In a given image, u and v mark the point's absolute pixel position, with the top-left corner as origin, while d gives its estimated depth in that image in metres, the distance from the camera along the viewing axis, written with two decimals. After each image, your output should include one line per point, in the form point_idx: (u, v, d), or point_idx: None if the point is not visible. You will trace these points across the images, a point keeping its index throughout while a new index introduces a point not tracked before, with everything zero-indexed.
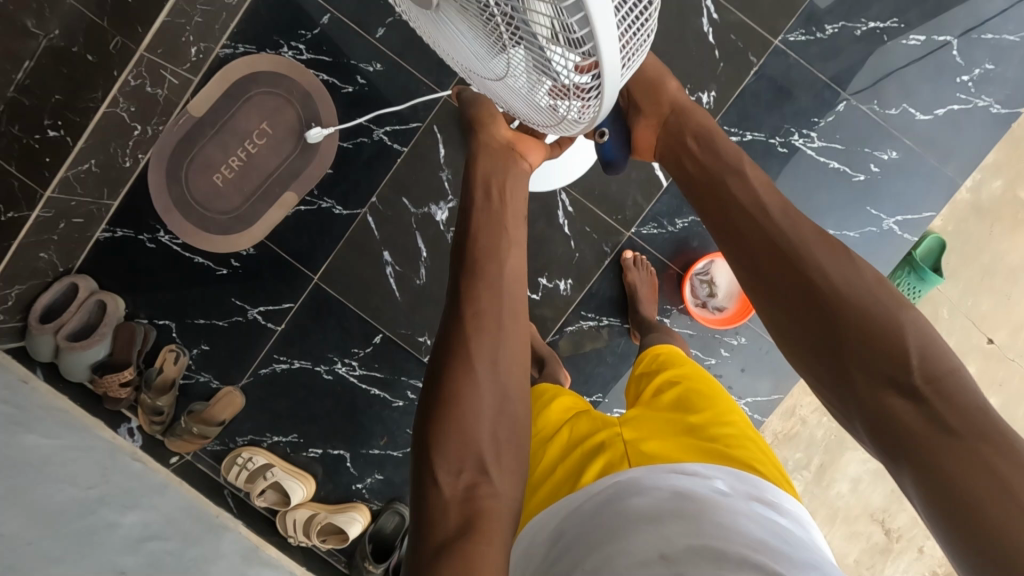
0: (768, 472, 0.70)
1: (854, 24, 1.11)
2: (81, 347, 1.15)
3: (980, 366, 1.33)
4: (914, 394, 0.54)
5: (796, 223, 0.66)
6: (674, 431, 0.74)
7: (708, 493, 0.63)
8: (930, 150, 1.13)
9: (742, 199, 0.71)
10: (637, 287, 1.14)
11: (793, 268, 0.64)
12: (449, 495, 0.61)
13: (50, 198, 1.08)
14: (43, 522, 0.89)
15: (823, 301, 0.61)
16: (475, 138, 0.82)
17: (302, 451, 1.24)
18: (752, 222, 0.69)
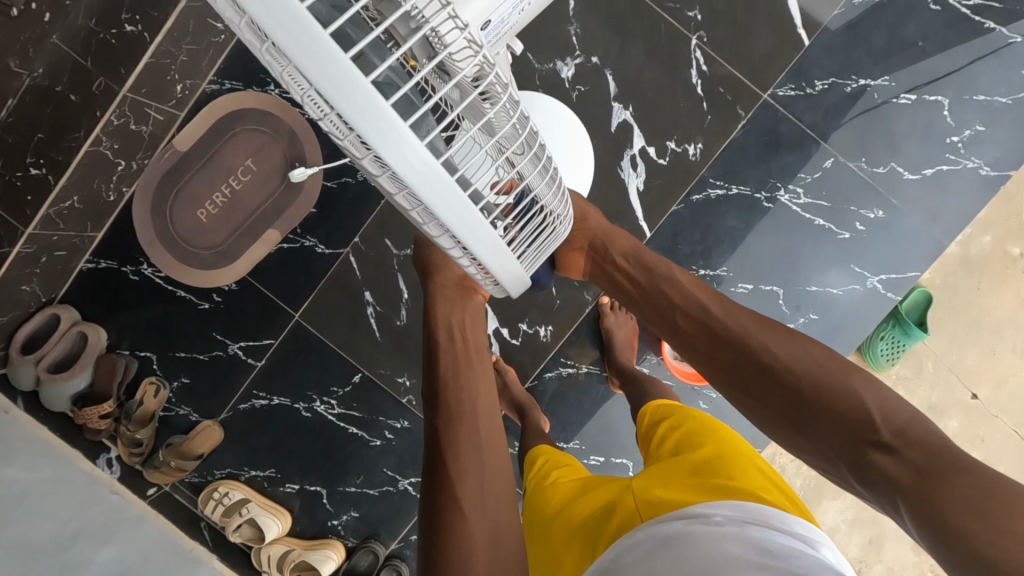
0: (777, 499, 0.65)
1: (845, 81, 1.11)
2: (62, 379, 1.15)
3: (963, 420, 1.31)
4: (887, 445, 0.53)
5: (737, 321, 0.67)
6: (672, 475, 0.71)
7: (701, 526, 0.60)
8: (916, 209, 1.12)
9: (686, 299, 0.72)
10: (614, 333, 1.15)
11: (745, 365, 0.65)
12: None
13: (32, 234, 1.07)
14: (24, 557, 0.87)
15: (782, 390, 0.61)
16: (431, 282, 0.82)
17: (279, 486, 1.24)
18: (701, 324, 0.70)
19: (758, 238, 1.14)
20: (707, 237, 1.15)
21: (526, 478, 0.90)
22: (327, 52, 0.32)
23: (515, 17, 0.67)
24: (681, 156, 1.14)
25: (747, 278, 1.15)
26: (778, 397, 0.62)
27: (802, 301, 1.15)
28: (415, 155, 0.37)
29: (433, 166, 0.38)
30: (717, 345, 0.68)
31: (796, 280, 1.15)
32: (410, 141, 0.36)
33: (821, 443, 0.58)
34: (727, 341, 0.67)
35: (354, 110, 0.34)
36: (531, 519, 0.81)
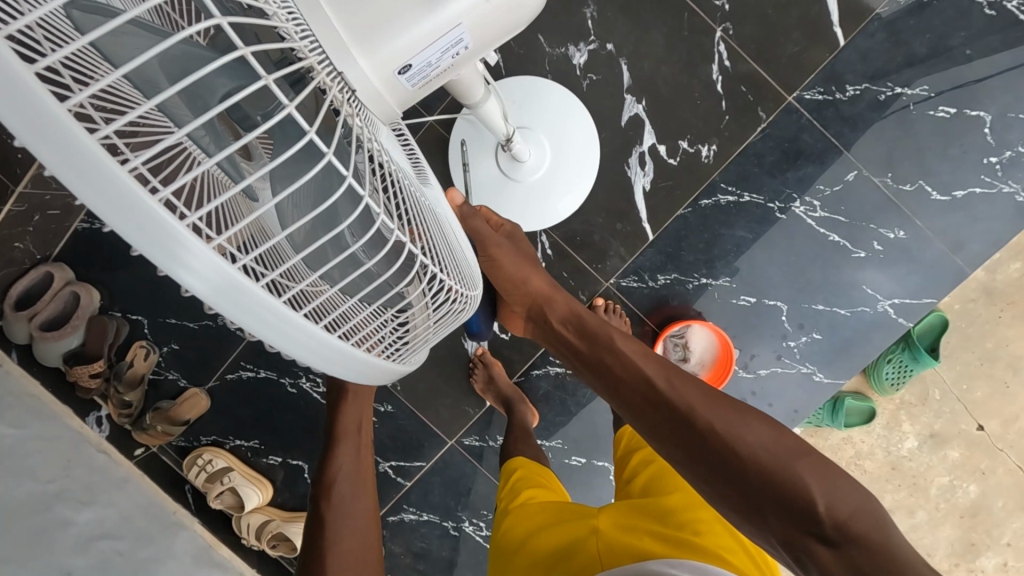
0: (738, 559, 0.64)
1: (878, 88, 1.04)
2: (53, 338, 1.16)
3: (965, 451, 1.27)
4: (828, 538, 0.51)
5: (679, 394, 0.67)
6: (642, 518, 0.69)
7: None
8: (941, 234, 1.05)
9: (634, 365, 0.72)
10: None
11: (686, 433, 0.63)
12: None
13: (22, 193, 1.06)
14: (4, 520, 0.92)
15: (723, 462, 0.59)
16: None
17: (262, 457, 1.26)
18: (646, 392, 0.69)
19: (764, 251, 1.08)
20: (711, 246, 1.09)
21: (499, 492, 0.88)
22: (28, 97, 0.21)
23: (449, 62, 0.49)
24: (693, 157, 1.07)
25: (751, 291, 1.10)
26: (719, 472, 0.59)
27: (806, 320, 1.09)
28: (206, 263, 0.26)
29: (238, 276, 0.26)
30: (659, 413, 0.66)
31: (802, 298, 1.09)
32: (197, 242, 0.25)
33: (761, 522, 0.56)
34: (672, 408, 0.66)
35: (86, 189, 0.23)
36: (497, 541, 0.80)
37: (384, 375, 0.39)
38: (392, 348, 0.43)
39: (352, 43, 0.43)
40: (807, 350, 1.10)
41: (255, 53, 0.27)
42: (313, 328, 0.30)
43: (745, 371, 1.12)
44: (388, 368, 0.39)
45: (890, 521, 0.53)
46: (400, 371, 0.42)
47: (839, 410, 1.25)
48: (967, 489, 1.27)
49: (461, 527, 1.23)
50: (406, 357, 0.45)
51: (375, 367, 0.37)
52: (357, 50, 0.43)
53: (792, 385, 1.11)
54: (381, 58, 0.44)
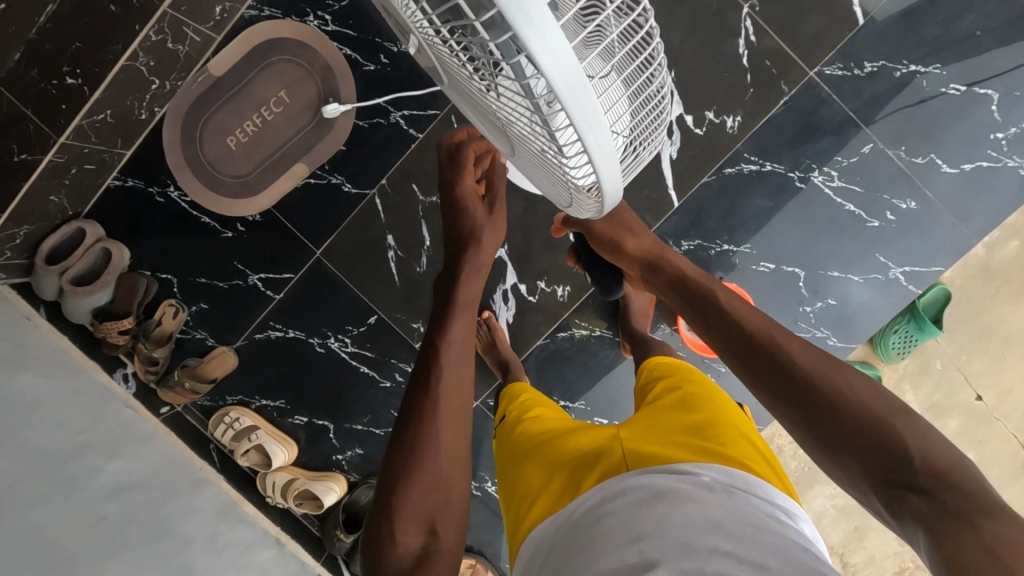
0: (759, 468, 0.69)
1: (895, 65, 1.09)
2: (82, 294, 1.17)
3: (964, 421, 1.33)
4: (921, 486, 0.55)
5: (791, 347, 0.67)
6: (666, 430, 0.73)
7: (689, 489, 0.62)
8: (949, 206, 1.11)
9: (743, 321, 0.73)
10: (632, 302, 1.14)
11: (787, 379, 0.65)
12: (404, 545, 0.62)
13: (63, 143, 1.07)
14: (30, 461, 0.93)
15: (822, 411, 0.62)
16: (461, 156, 0.81)
17: (287, 417, 1.28)
18: (752, 344, 0.70)
19: (782, 218, 1.14)
20: (734, 213, 1.14)
21: (508, 411, 0.92)
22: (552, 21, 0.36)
23: None
24: (718, 128, 1.13)
25: (770, 257, 1.15)
26: (819, 422, 0.62)
27: (821, 285, 1.15)
28: (557, 40, 0.37)
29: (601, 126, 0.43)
30: (763, 363, 0.68)
31: (818, 265, 1.14)
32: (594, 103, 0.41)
33: (851, 467, 0.60)
34: (772, 352, 0.68)
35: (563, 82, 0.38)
36: (510, 451, 0.83)
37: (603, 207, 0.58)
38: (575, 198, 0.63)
39: None
40: (821, 316, 1.16)
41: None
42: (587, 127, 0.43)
43: None
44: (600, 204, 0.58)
45: (977, 471, 0.57)
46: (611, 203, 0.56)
47: None
48: (964, 456, 1.33)
49: (484, 487, 1.26)
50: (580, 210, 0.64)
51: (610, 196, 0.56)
52: None
53: None
54: None
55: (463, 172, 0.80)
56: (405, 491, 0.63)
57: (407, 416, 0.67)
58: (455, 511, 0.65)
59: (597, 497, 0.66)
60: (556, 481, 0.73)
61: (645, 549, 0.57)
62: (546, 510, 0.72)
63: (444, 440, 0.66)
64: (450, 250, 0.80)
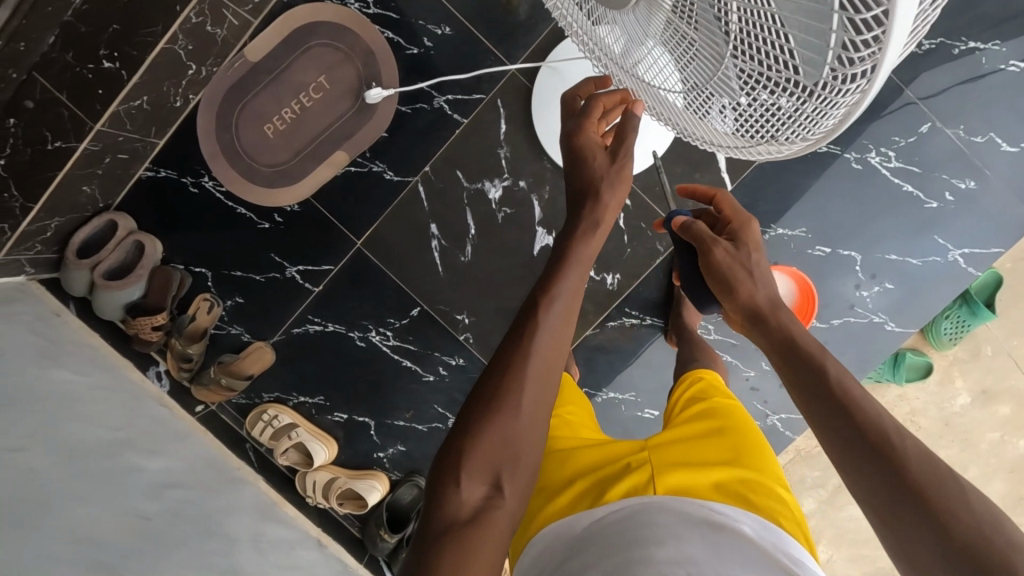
0: (794, 527, 0.60)
1: (954, 42, 1.06)
2: (115, 288, 1.13)
3: (1015, 408, 1.31)
4: None
5: (900, 438, 0.52)
6: (702, 459, 0.65)
7: (722, 531, 0.54)
8: (1008, 186, 1.09)
9: (837, 387, 0.56)
10: (687, 293, 1.11)
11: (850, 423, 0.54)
12: (466, 497, 0.56)
13: (99, 131, 1.04)
14: (70, 458, 0.90)
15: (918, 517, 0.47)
16: (597, 101, 0.73)
17: (326, 414, 1.23)
18: (844, 419, 0.54)
19: (839, 200, 1.11)
20: (788, 196, 1.12)
21: None
22: None
23: None
24: None
25: (826, 241, 1.12)
26: (879, 481, 0.50)
27: (879, 269, 1.12)
28: None
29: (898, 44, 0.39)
30: (844, 431, 0.54)
31: (875, 248, 1.12)
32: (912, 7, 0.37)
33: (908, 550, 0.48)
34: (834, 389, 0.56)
35: None
36: None
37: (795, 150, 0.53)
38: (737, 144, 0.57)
39: None
40: (879, 300, 1.13)
41: None
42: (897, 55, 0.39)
43: (819, 321, 1.14)
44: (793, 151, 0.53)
45: None
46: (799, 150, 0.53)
47: (900, 365, 1.28)
48: (1016, 443, 1.31)
49: None
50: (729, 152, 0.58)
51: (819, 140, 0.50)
52: None
53: (864, 335, 1.14)
54: None
55: (595, 117, 0.73)
56: (472, 439, 0.58)
57: (492, 371, 0.62)
58: (521, 475, 0.59)
59: (630, 508, 0.58)
60: (578, 486, 0.65)
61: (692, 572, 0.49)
62: (561, 513, 0.64)
63: (525, 408, 0.60)
64: (574, 199, 0.74)
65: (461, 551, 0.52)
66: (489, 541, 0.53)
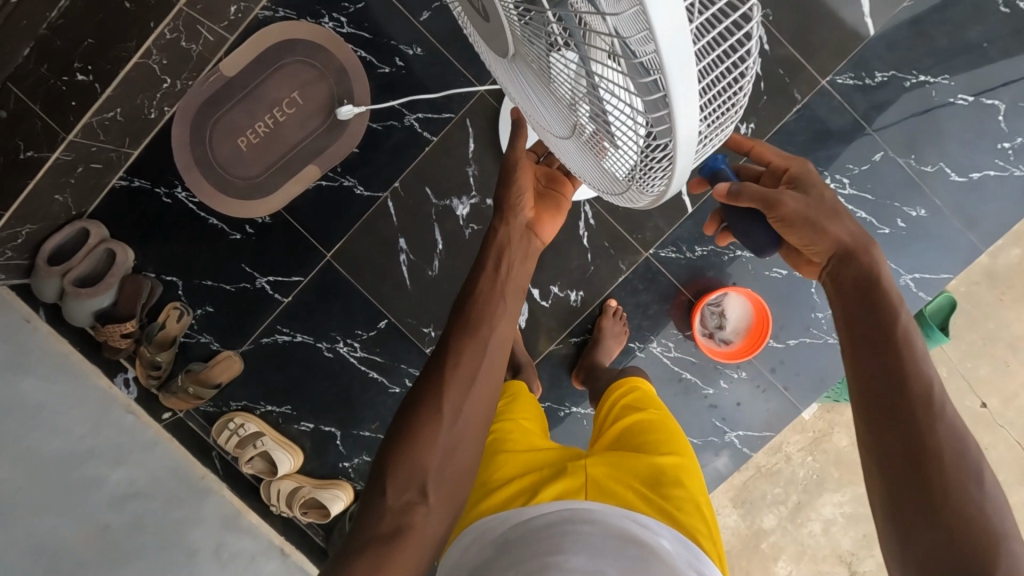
0: (710, 541, 0.65)
1: (904, 75, 1.11)
2: (86, 295, 1.14)
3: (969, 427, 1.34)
4: None
5: (948, 420, 0.53)
6: (630, 468, 0.69)
7: (647, 546, 0.58)
8: (956, 213, 1.12)
9: (897, 366, 0.55)
10: (606, 335, 1.15)
11: (900, 412, 0.54)
12: (391, 503, 0.60)
13: (72, 142, 1.05)
14: (25, 470, 0.93)
15: (929, 497, 0.50)
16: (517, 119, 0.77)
17: (293, 424, 1.25)
18: (903, 407, 0.53)
19: None
20: None
21: None
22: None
23: None
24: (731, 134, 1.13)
25: (783, 263, 1.16)
26: (909, 476, 0.52)
27: None
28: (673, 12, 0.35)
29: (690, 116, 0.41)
30: (886, 421, 0.54)
31: None
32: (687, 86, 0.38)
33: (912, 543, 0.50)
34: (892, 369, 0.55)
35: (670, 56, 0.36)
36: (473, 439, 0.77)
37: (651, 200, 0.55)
38: (607, 185, 0.59)
39: None
40: (833, 321, 1.16)
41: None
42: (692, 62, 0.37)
43: (775, 341, 1.17)
44: (655, 200, 0.54)
45: None
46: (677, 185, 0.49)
47: None
48: None
49: None
50: (605, 194, 0.60)
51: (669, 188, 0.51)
52: None
53: (819, 355, 1.17)
54: None
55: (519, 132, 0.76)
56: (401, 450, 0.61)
57: (426, 381, 0.65)
58: (451, 484, 0.62)
59: (559, 514, 0.61)
60: (509, 488, 0.68)
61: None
62: (491, 511, 0.66)
63: (446, 414, 0.63)
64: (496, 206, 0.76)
65: (381, 558, 0.56)
66: (407, 546, 0.58)
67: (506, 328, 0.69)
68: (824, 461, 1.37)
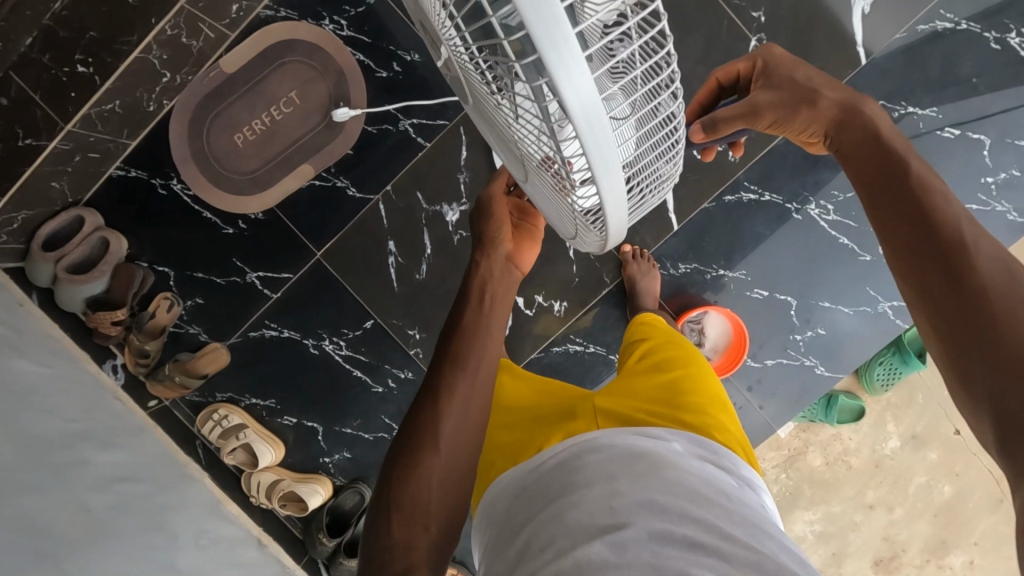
0: (726, 439, 0.70)
1: (893, 106, 1.12)
2: (79, 281, 1.16)
3: (941, 453, 1.36)
4: None
5: (974, 234, 0.54)
6: (633, 397, 0.73)
7: (663, 453, 0.62)
8: None
9: (915, 198, 0.56)
10: (638, 282, 1.14)
11: (921, 246, 0.55)
12: (396, 540, 0.62)
13: (70, 131, 1.10)
14: (22, 451, 0.91)
15: (963, 317, 0.51)
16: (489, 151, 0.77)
17: (276, 417, 1.27)
18: (922, 232, 0.55)
19: (778, 246, 1.16)
20: (732, 239, 1.17)
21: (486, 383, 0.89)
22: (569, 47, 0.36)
23: None
24: (720, 155, 1.15)
25: (765, 284, 1.17)
26: (949, 299, 0.52)
27: (813, 315, 1.18)
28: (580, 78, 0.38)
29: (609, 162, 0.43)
30: (916, 254, 0.55)
31: (810, 295, 1.17)
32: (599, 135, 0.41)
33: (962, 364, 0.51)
34: (912, 203, 0.57)
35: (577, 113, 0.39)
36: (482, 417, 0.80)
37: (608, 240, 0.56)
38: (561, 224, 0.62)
39: None
40: (810, 344, 1.18)
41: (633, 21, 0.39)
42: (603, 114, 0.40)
43: (754, 360, 1.19)
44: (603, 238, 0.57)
45: None
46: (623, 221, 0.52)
47: (832, 406, 1.34)
48: (941, 488, 1.36)
49: None
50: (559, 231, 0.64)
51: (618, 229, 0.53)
52: None
53: (795, 376, 1.19)
54: None
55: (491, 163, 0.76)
56: (401, 487, 0.63)
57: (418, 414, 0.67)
58: (452, 513, 0.64)
59: (570, 451, 0.64)
60: (520, 443, 0.71)
61: (618, 510, 0.56)
62: (509, 468, 0.70)
63: (441, 446, 0.65)
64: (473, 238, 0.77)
65: None
66: None
67: (491, 356, 0.70)
68: (798, 479, 1.39)
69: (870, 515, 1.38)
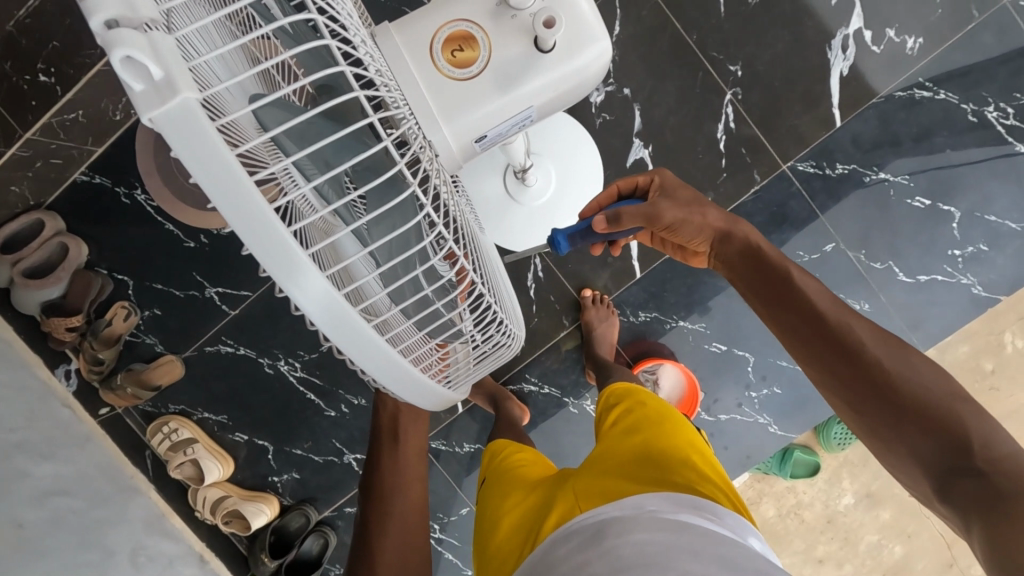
0: (711, 489, 0.61)
1: (864, 170, 1.11)
2: (35, 286, 1.14)
3: (894, 513, 1.36)
4: (979, 472, 0.52)
5: (852, 321, 0.64)
6: (608, 462, 0.65)
7: (629, 515, 0.55)
8: (902, 312, 1.12)
9: (798, 298, 0.67)
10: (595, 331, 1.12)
11: (820, 337, 0.64)
12: None
13: (29, 138, 1.09)
14: None
15: (874, 395, 0.59)
16: None
17: (227, 433, 1.26)
18: (815, 321, 0.65)
19: (739, 301, 1.15)
20: (693, 290, 1.16)
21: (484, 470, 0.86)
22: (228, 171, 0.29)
23: (515, 130, 0.68)
24: None
25: (724, 338, 1.17)
26: (861, 383, 0.60)
27: (769, 372, 1.17)
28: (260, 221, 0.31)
29: (345, 307, 0.34)
30: (815, 344, 0.64)
31: (768, 352, 1.16)
32: (314, 271, 0.32)
33: (884, 436, 0.58)
34: (796, 300, 0.67)
35: (269, 259, 0.32)
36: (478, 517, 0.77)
37: (437, 401, 0.44)
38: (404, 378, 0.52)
39: (442, 115, 0.61)
40: (766, 402, 1.17)
41: (378, 119, 0.36)
42: (369, 326, 0.35)
43: (708, 413, 1.18)
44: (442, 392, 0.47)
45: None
46: (448, 400, 0.45)
47: (786, 460, 1.34)
48: (892, 548, 1.36)
49: None
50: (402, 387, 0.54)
51: (431, 391, 0.42)
52: (444, 121, 0.61)
53: (749, 432, 1.18)
54: (458, 127, 0.62)
55: None
56: None
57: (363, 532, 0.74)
58: None
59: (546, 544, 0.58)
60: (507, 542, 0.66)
61: None
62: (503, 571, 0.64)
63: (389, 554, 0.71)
64: None
65: None
66: None
67: (410, 465, 0.76)
68: None
69: (819, 569, 1.38)
